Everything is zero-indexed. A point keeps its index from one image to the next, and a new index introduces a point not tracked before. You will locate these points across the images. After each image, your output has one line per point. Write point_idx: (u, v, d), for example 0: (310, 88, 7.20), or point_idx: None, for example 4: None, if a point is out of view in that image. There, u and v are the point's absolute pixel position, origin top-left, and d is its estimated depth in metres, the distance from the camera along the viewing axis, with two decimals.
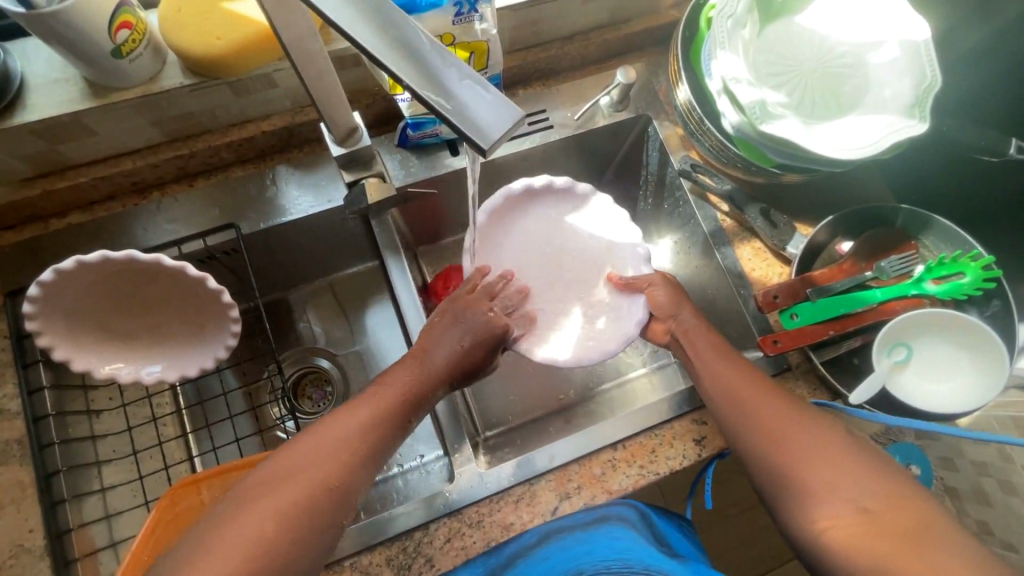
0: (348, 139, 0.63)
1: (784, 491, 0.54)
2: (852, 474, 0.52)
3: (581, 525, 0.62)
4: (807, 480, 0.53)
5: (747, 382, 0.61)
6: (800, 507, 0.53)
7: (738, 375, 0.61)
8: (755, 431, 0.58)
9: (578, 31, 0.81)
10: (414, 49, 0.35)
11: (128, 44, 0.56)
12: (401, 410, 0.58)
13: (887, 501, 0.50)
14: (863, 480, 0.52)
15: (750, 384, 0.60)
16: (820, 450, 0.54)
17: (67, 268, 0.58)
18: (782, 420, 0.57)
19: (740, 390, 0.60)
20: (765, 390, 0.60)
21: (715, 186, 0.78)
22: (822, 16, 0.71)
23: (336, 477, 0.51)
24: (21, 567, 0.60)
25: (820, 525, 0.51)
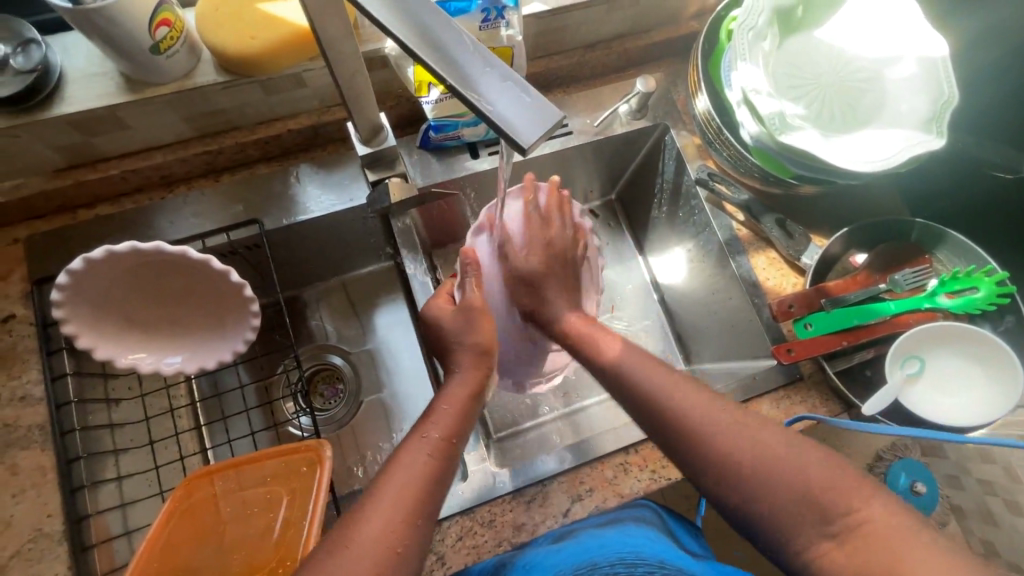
0: (374, 139, 0.64)
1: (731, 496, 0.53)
2: (790, 467, 0.51)
3: (594, 524, 0.62)
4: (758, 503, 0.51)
5: (669, 389, 0.59)
6: (752, 510, 0.51)
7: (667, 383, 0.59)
8: (692, 446, 0.55)
9: (600, 39, 0.82)
10: (457, 50, 0.36)
11: (166, 41, 0.57)
12: (443, 467, 0.55)
13: (834, 496, 0.49)
14: (807, 474, 0.50)
15: (671, 384, 0.59)
16: (751, 443, 0.53)
17: (97, 258, 0.59)
18: (713, 421, 0.55)
19: (663, 398, 0.58)
20: (692, 393, 0.58)
21: (731, 196, 0.79)
22: (841, 31, 0.72)
23: (398, 523, 0.50)
24: (40, 551, 0.61)
25: (776, 524, 0.50)
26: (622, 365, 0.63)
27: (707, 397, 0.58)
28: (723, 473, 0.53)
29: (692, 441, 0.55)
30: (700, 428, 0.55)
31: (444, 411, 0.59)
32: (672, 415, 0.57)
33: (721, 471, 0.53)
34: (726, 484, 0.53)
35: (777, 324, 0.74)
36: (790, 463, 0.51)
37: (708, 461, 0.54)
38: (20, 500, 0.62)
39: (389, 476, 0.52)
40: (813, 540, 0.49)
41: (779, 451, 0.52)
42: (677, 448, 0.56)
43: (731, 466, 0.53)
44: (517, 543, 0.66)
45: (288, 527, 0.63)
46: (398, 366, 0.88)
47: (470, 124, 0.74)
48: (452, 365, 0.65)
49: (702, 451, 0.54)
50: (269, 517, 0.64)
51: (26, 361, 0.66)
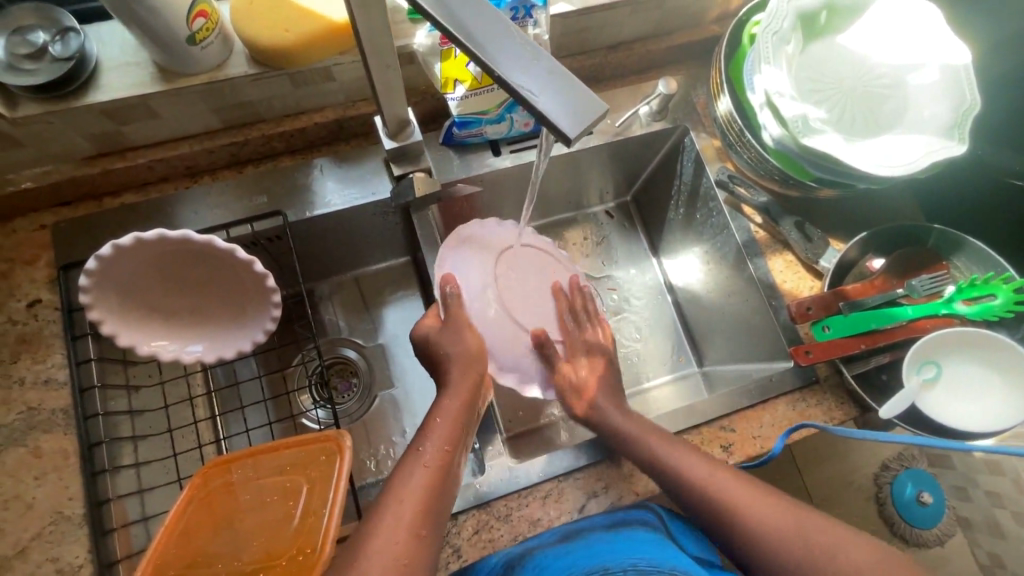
0: (400, 133, 0.67)
1: None
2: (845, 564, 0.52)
3: (601, 525, 0.62)
4: None
5: (701, 476, 0.61)
6: None
7: (695, 462, 0.62)
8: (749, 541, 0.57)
9: (622, 41, 0.83)
10: (502, 40, 0.36)
11: (202, 32, 0.59)
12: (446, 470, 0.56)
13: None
14: (853, 566, 0.52)
15: (705, 471, 0.61)
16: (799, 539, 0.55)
17: (125, 245, 0.59)
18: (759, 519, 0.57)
19: (700, 486, 0.60)
20: (737, 488, 0.59)
21: (751, 198, 0.80)
22: (864, 37, 0.72)
23: (413, 526, 0.51)
24: (60, 533, 0.61)
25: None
26: (657, 450, 0.64)
27: (738, 478, 0.61)
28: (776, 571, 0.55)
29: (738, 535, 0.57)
30: (747, 524, 0.57)
31: (439, 424, 0.60)
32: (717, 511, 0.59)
33: (773, 569, 0.55)
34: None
35: (794, 326, 0.74)
36: (845, 561, 0.53)
37: (758, 557, 0.56)
38: (42, 482, 0.62)
39: (391, 491, 0.53)
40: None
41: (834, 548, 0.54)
42: (727, 542, 0.59)
43: (786, 564, 0.55)
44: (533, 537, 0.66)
45: (308, 515, 0.63)
46: (411, 360, 0.89)
47: (493, 121, 0.74)
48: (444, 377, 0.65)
49: (753, 547, 0.57)
50: (289, 505, 0.65)
51: (51, 345, 0.67)
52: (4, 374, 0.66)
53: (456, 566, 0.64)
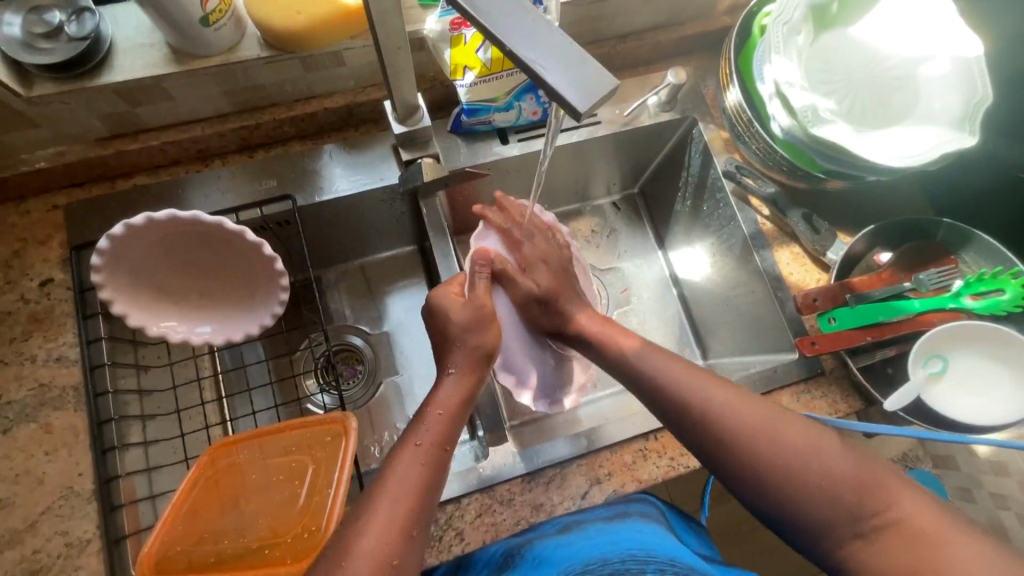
0: (410, 118, 0.68)
1: (768, 492, 0.54)
2: (820, 469, 0.52)
3: (601, 518, 0.61)
4: (791, 499, 0.53)
5: (690, 382, 0.60)
6: (787, 507, 0.53)
7: (683, 370, 0.61)
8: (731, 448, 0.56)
9: (632, 31, 0.83)
10: (516, 18, 0.37)
11: (215, 13, 0.59)
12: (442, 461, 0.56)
13: (868, 491, 0.51)
14: (835, 471, 0.52)
15: (692, 376, 0.60)
16: (783, 445, 0.54)
17: (136, 224, 0.60)
18: (740, 422, 0.56)
19: (685, 393, 0.59)
20: (727, 393, 0.58)
21: (758, 189, 0.80)
22: (876, 29, 0.72)
23: (408, 525, 0.52)
24: (69, 507, 0.62)
25: (807, 525, 0.52)
26: (645, 364, 0.63)
27: (725, 385, 0.59)
28: (750, 476, 0.54)
29: (718, 440, 0.56)
30: (730, 430, 0.56)
31: (437, 418, 0.59)
32: (701, 416, 0.57)
33: (745, 474, 0.55)
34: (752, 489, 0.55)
35: (800, 318, 0.74)
36: (827, 464, 0.52)
37: (733, 462, 0.55)
38: (52, 458, 0.63)
39: (386, 486, 0.53)
40: (846, 536, 0.51)
41: (815, 450, 0.53)
42: (705, 445, 0.57)
43: (764, 467, 0.54)
44: (535, 522, 0.67)
45: (311, 495, 0.64)
46: (415, 347, 0.89)
47: (502, 109, 0.75)
48: (446, 363, 0.64)
49: (731, 450, 0.55)
50: (293, 487, 0.65)
51: (62, 324, 0.68)
52: (17, 352, 0.67)
53: (458, 549, 0.65)
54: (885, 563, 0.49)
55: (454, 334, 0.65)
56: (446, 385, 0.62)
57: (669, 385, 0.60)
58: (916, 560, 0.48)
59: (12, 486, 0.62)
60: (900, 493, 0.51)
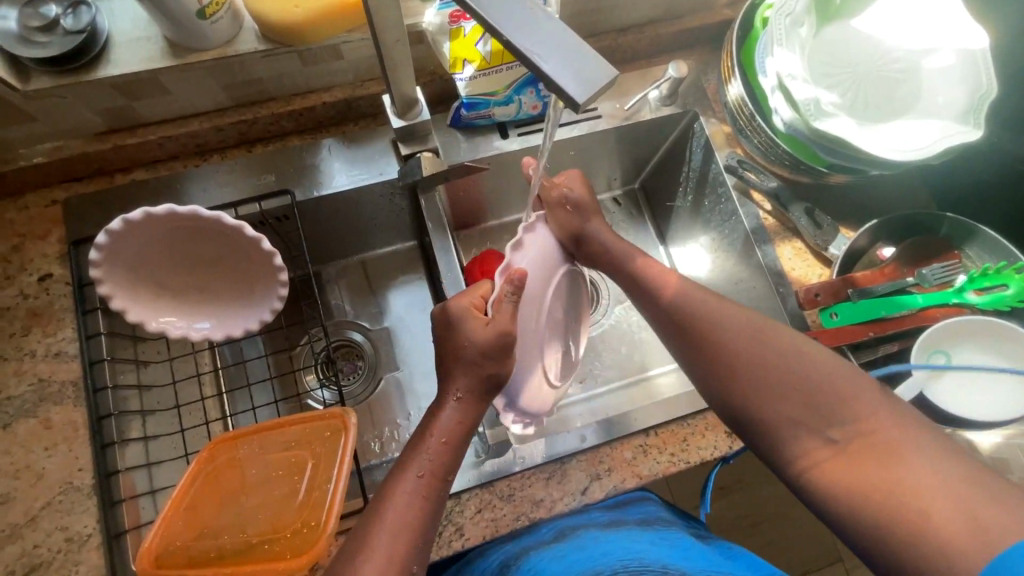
0: (409, 112, 0.68)
1: (746, 396, 0.58)
2: (797, 380, 0.56)
3: (596, 525, 0.64)
4: (765, 402, 0.57)
5: (688, 294, 0.64)
6: (764, 412, 0.57)
7: (686, 284, 0.66)
8: (719, 354, 0.60)
9: (632, 24, 0.82)
10: (513, 8, 0.36)
11: (212, 6, 0.59)
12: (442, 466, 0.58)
13: (839, 404, 0.54)
14: (812, 377, 0.56)
15: (694, 292, 0.64)
16: (768, 352, 0.58)
17: (135, 219, 0.60)
18: (729, 334, 0.60)
19: (685, 303, 0.64)
20: (724, 306, 0.62)
21: (760, 183, 0.79)
22: (880, 20, 0.71)
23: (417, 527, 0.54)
24: (70, 502, 0.62)
25: (776, 433, 0.56)
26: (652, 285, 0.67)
27: (721, 301, 0.63)
28: (730, 383, 0.59)
29: (709, 344, 0.61)
30: (718, 339, 0.60)
31: (441, 447, 0.58)
32: (693, 327, 0.62)
33: (725, 382, 0.59)
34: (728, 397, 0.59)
35: (802, 314, 0.73)
36: (806, 374, 0.56)
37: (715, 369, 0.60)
38: (52, 453, 0.63)
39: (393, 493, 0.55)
40: (812, 443, 0.54)
41: (798, 360, 0.57)
42: (694, 352, 0.62)
43: (746, 368, 0.58)
44: (535, 518, 0.66)
45: (312, 491, 0.64)
46: (415, 343, 0.89)
47: (502, 103, 0.74)
48: (451, 387, 0.60)
49: (719, 351, 0.60)
50: (294, 481, 0.65)
51: (61, 319, 0.68)
52: (16, 347, 0.67)
53: (458, 544, 0.65)
54: (846, 474, 0.52)
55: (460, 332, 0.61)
56: (450, 411, 0.60)
57: (668, 296, 0.65)
58: (878, 481, 0.50)
59: (12, 481, 0.62)
60: (871, 408, 0.53)
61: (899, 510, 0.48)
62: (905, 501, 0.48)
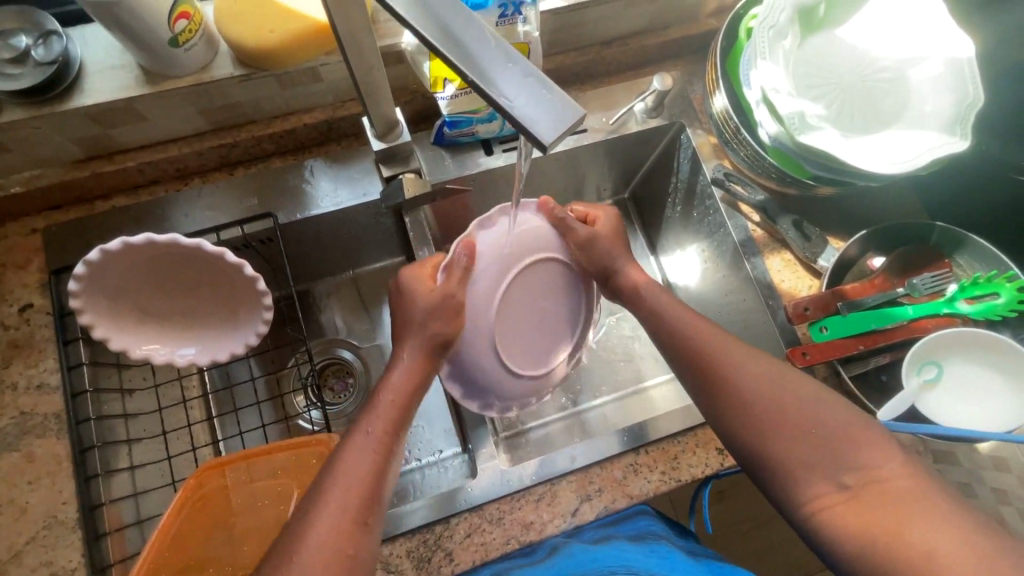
0: (389, 133, 0.67)
1: (757, 442, 0.56)
2: (804, 416, 0.56)
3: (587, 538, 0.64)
4: (776, 448, 0.55)
5: (699, 332, 0.63)
6: (774, 457, 0.55)
7: (690, 321, 0.65)
8: (729, 398, 0.59)
9: (616, 36, 0.81)
10: (478, 44, 0.35)
11: (184, 33, 0.58)
12: None
13: (853, 449, 0.53)
14: (825, 427, 0.55)
15: (701, 328, 0.64)
16: (780, 397, 0.57)
17: (113, 249, 0.59)
18: (744, 370, 0.59)
19: (696, 342, 0.63)
20: (737, 350, 0.61)
21: (748, 196, 0.78)
22: (863, 30, 0.71)
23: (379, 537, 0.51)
24: (54, 537, 0.62)
25: (788, 473, 0.55)
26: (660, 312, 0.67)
27: (731, 343, 0.62)
28: (733, 413, 0.58)
29: (719, 385, 0.59)
30: (732, 373, 0.59)
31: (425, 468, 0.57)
32: (705, 362, 0.61)
33: (735, 425, 0.58)
34: (746, 432, 0.57)
35: (792, 327, 0.73)
36: (818, 420, 0.55)
37: (728, 403, 0.59)
38: (35, 487, 0.63)
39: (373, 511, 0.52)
40: (824, 490, 0.53)
41: (811, 407, 0.56)
42: (702, 392, 0.61)
43: (757, 414, 0.57)
44: (526, 541, 0.66)
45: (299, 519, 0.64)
46: None
47: (485, 120, 0.73)
48: (402, 367, 0.61)
49: (729, 395, 0.59)
50: (281, 510, 0.65)
51: (42, 350, 0.67)
52: None
53: (447, 570, 0.64)
54: (856, 520, 0.51)
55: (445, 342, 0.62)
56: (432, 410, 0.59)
57: (677, 336, 0.64)
58: (881, 522, 0.50)
59: None
60: (885, 458, 0.53)
61: (905, 551, 0.48)
62: (907, 544, 0.48)
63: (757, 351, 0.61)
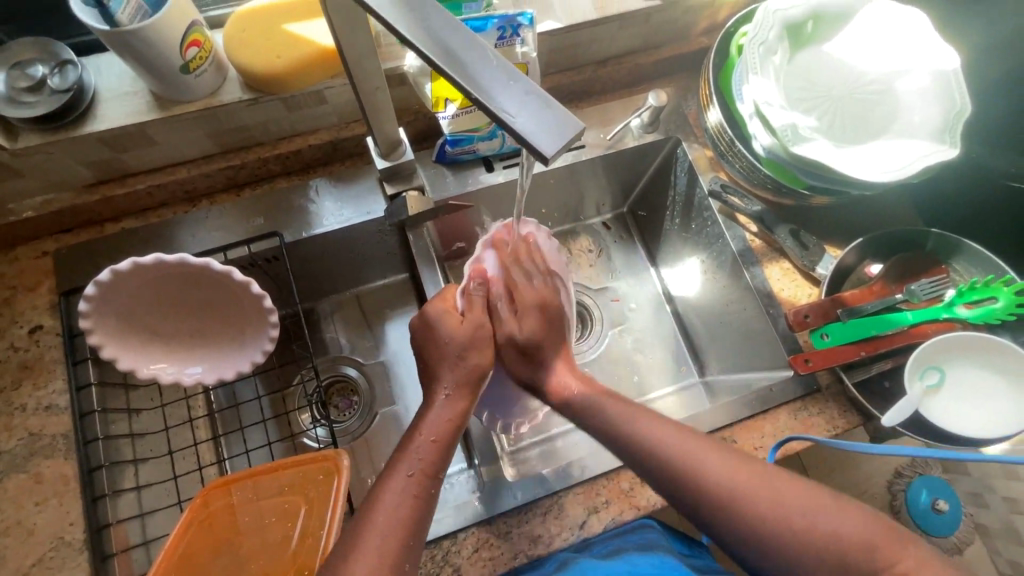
0: (392, 152, 0.69)
1: (767, 554, 0.53)
2: (809, 524, 0.52)
3: (596, 555, 0.66)
4: (789, 561, 0.52)
5: (674, 446, 0.58)
6: (788, 568, 0.52)
7: (659, 428, 0.59)
8: (728, 517, 0.54)
9: (611, 56, 0.84)
10: (482, 65, 0.37)
11: (195, 60, 0.60)
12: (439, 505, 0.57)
13: (869, 551, 0.51)
14: (833, 530, 0.52)
15: (675, 439, 0.58)
16: (781, 508, 0.53)
17: (124, 269, 0.60)
18: (735, 485, 0.55)
19: (673, 458, 0.57)
20: (720, 461, 0.56)
21: (745, 207, 0.80)
22: (851, 45, 0.73)
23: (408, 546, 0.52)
24: (60, 559, 0.61)
25: None
26: (626, 427, 0.61)
27: (714, 456, 0.57)
28: (739, 532, 0.54)
29: (716, 507, 0.55)
30: (735, 493, 0.54)
31: None
32: (700, 483, 0.55)
33: (741, 540, 0.54)
34: (762, 552, 0.53)
35: (793, 335, 0.74)
36: (826, 523, 0.52)
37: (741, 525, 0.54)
38: (43, 509, 0.63)
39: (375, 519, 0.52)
40: None
41: (813, 511, 0.53)
42: (695, 511, 0.56)
43: (762, 530, 0.53)
44: (534, 555, 0.65)
45: (307, 535, 0.64)
46: (411, 376, 0.88)
47: (485, 138, 0.75)
48: None
49: (727, 516, 0.54)
50: (288, 526, 0.65)
51: (52, 371, 0.68)
52: (7, 401, 0.66)
53: None
54: None
55: (453, 355, 0.63)
56: (438, 411, 0.60)
57: (651, 446, 0.58)
58: None
59: (3, 539, 0.62)
60: (897, 549, 0.51)
61: None
62: None
63: (739, 459, 0.57)
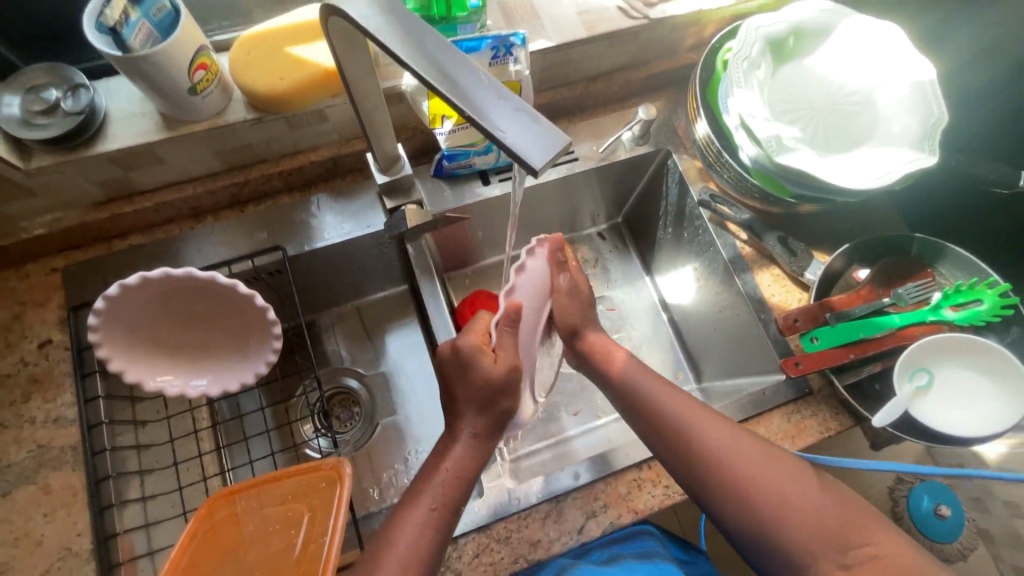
0: (391, 168, 0.71)
1: (752, 526, 0.56)
2: (797, 499, 0.55)
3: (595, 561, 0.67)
4: (775, 529, 0.55)
5: (684, 413, 0.62)
6: (773, 540, 0.55)
7: (671, 399, 0.64)
8: (722, 484, 0.58)
9: (601, 72, 0.87)
10: (475, 83, 0.39)
11: (202, 83, 0.63)
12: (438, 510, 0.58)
13: (849, 529, 0.54)
14: (819, 509, 0.55)
15: (686, 408, 0.62)
16: (774, 480, 0.56)
17: (131, 284, 0.62)
18: (735, 454, 0.58)
19: (681, 425, 0.61)
20: (724, 431, 0.60)
21: (734, 215, 0.82)
22: (831, 58, 0.76)
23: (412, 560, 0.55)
24: (68, 569, 0.62)
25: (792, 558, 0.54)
26: (644, 395, 0.65)
27: (719, 426, 0.61)
28: (731, 500, 0.57)
29: (712, 472, 0.58)
30: (732, 468, 0.58)
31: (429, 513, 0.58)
32: (699, 452, 0.59)
33: (731, 510, 0.57)
34: (750, 524, 0.56)
35: (784, 340, 0.75)
36: (813, 499, 0.55)
37: (731, 496, 0.57)
38: (51, 519, 0.64)
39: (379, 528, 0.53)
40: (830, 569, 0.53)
41: (803, 487, 0.56)
42: (692, 476, 0.60)
43: (752, 500, 0.56)
44: (534, 559, 0.66)
45: (309, 544, 0.64)
46: (411, 387, 0.90)
47: (481, 153, 0.78)
48: None
49: (722, 483, 0.58)
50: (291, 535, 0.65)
51: (60, 384, 0.69)
52: (16, 414, 0.68)
53: None
54: None
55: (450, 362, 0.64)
56: (462, 442, 0.62)
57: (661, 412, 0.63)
58: None
59: (11, 549, 0.63)
60: (877, 531, 0.54)
61: None
62: None
63: (741, 430, 0.61)
